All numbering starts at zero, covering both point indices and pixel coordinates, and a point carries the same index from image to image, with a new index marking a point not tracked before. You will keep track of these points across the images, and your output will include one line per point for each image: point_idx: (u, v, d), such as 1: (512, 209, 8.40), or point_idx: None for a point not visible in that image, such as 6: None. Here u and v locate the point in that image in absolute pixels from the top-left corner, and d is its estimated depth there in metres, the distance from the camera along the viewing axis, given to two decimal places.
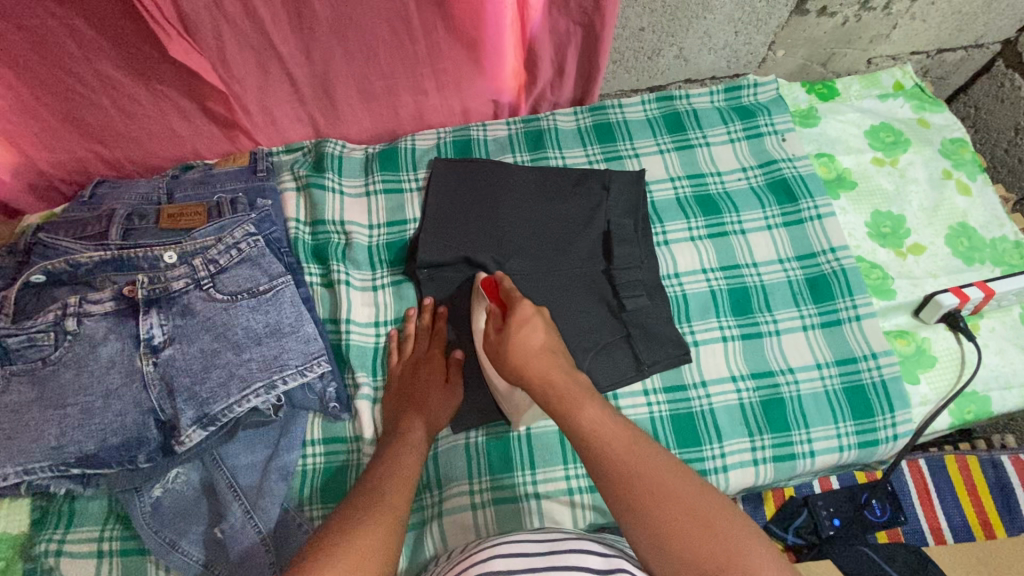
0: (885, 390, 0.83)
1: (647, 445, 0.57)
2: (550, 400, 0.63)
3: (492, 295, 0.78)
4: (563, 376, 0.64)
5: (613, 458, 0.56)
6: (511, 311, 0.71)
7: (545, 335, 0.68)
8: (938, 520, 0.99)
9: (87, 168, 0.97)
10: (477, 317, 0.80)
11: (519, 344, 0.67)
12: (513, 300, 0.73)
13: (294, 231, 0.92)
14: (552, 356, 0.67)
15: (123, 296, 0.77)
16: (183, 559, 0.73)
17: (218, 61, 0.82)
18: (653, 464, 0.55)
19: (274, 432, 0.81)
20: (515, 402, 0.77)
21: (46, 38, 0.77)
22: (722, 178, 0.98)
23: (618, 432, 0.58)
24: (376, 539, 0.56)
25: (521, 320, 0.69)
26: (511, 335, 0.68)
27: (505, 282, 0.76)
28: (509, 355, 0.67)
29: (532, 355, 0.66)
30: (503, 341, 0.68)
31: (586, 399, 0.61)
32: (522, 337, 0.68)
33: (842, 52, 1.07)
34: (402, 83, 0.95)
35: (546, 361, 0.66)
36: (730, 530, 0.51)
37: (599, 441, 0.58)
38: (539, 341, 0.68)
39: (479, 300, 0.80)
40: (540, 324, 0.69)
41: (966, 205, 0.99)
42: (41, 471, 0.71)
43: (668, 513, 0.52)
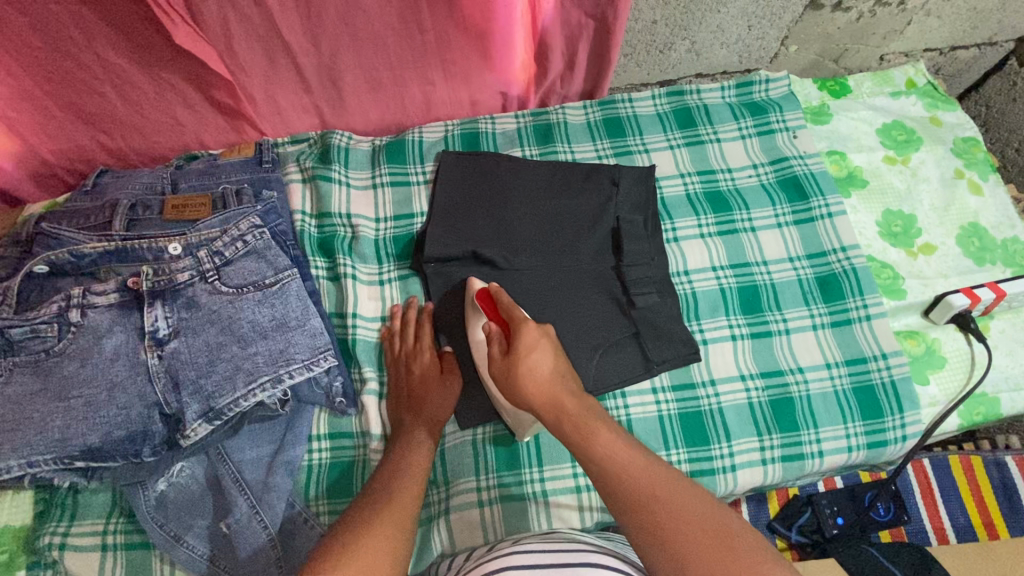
0: (894, 391, 0.83)
1: (666, 470, 0.57)
2: (563, 425, 0.61)
3: (489, 309, 0.74)
4: (577, 405, 0.62)
5: (631, 481, 0.56)
6: (516, 336, 0.65)
7: (554, 361, 0.65)
8: (941, 520, 0.99)
9: (90, 157, 0.96)
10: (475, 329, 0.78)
11: (528, 374, 0.63)
12: (517, 320, 0.67)
13: (299, 223, 0.91)
14: (563, 383, 0.64)
15: (127, 288, 0.76)
16: (188, 553, 0.73)
17: (225, 50, 0.81)
18: (673, 489, 0.55)
19: (280, 426, 0.80)
20: (518, 418, 0.75)
21: (49, 24, 0.75)
22: (733, 175, 0.97)
23: (634, 457, 0.58)
24: (384, 541, 0.56)
25: (528, 345, 0.64)
26: (520, 364, 0.63)
27: (502, 296, 0.71)
28: (520, 386, 0.63)
29: (543, 386, 0.63)
30: (511, 370, 0.64)
31: (598, 420, 0.61)
32: (530, 366, 0.63)
33: (855, 48, 1.06)
34: (410, 73, 0.93)
35: (558, 390, 0.63)
36: (753, 557, 0.50)
37: (616, 465, 0.57)
38: (549, 368, 0.64)
39: (477, 313, 0.78)
40: (549, 348, 0.65)
41: (978, 205, 0.98)
42: (44, 464, 0.70)
43: (690, 538, 0.51)
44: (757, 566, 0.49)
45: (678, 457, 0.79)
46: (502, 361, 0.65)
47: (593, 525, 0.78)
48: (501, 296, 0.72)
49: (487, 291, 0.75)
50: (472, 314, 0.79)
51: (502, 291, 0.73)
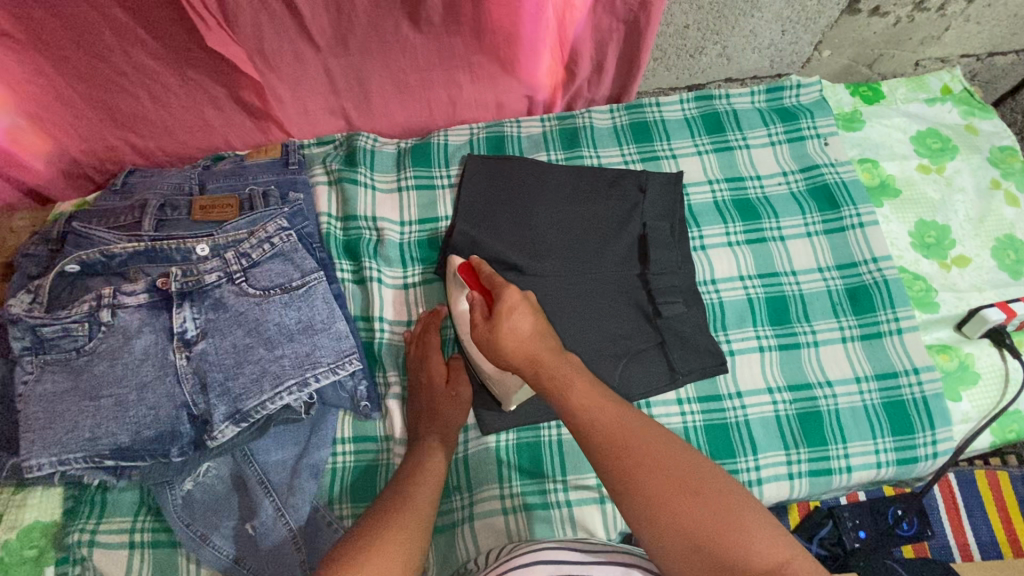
0: (926, 407, 0.81)
1: (640, 422, 0.56)
2: (540, 378, 0.60)
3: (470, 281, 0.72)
4: (556, 359, 0.60)
5: (606, 432, 0.55)
6: (498, 298, 0.63)
7: (536, 319, 0.62)
8: (966, 536, 0.97)
9: (118, 156, 0.96)
10: (458, 301, 0.78)
11: (510, 335, 0.61)
12: (499, 284, 0.65)
13: (326, 225, 0.91)
14: (545, 342, 0.61)
15: (156, 289, 0.77)
16: (214, 553, 0.74)
17: (256, 51, 0.81)
18: (649, 438, 0.54)
19: (305, 429, 0.80)
20: (505, 385, 0.74)
21: (82, 25, 0.76)
22: (762, 182, 0.96)
23: (607, 409, 0.57)
24: (411, 535, 0.58)
25: (511, 305, 0.62)
26: (500, 323, 0.61)
27: (484, 268, 0.70)
28: (499, 344, 0.61)
29: (523, 344, 0.60)
30: (490, 330, 0.62)
31: (579, 374, 0.59)
32: (511, 325, 0.61)
33: (891, 53, 1.03)
34: (437, 76, 0.93)
35: (539, 348, 0.60)
36: (727, 505, 0.50)
37: (591, 417, 0.56)
38: (530, 327, 0.61)
39: (458, 288, 0.79)
40: (529, 309, 0.63)
41: (1014, 216, 0.95)
42: (74, 462, 0.71)
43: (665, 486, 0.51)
44: (731, 512, 0.50)
45: None
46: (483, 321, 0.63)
47: (617, 534, 0.77)
48: (483, 266, 0.71)
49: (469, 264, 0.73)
50: (455, 288, 0.79)
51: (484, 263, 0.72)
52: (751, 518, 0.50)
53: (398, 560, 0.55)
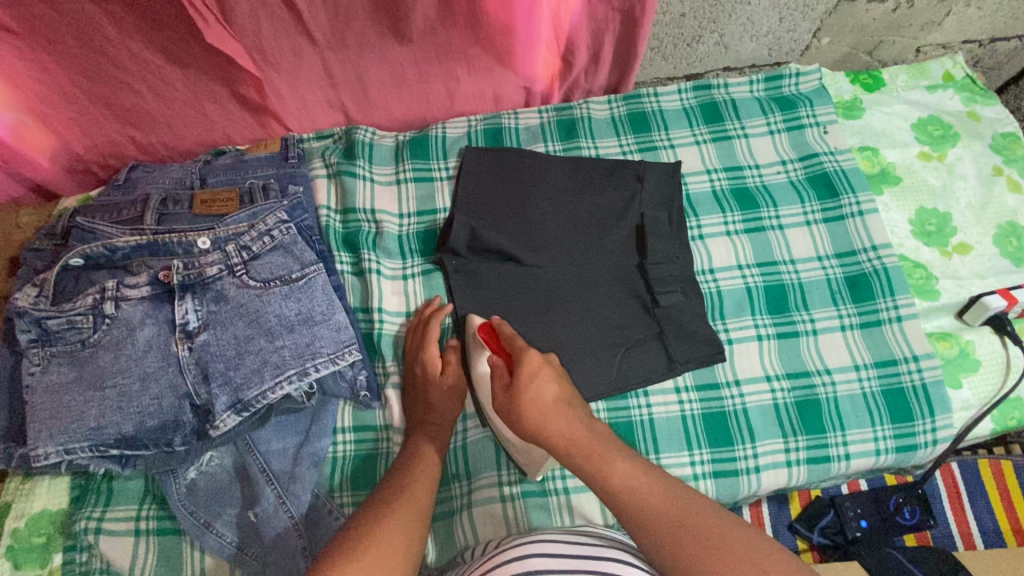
0: (925, 394, 0.81)
1: (685, 495, 0.58)
2: (572, 453, 0.61)
3: (489, 341, 0.75)
4: (585, 432, 0.62)
5: (647, 508, 0.56)
6: (518, 362, 0.66)
7: (559, 385, 0.65)
8: (969, 525, 0.96)
9: (121, 152, 0.97)
10: (477, 363, 0.78)
11: (533, 401, 0.63)
12: (519, 347, 0.68)
13: (324, 218, 0.92)
14: (568, 411, 0.63)
15: (158, 281, 0.78)
16: (217, 540, 0.75)
17: (254, 46, 0.82)
18: (693, 510, 0.56)
19: (306, 418, 0.81)
20: (531, 456, 0.74)
21: (83, 22, 0.77)
22: (760, 171, 0.95)
23: (651, 484, 0.58)
24: (406, 524, 0.59)
25: (530, 372, 0.65)
26: (523, 392, 0.63)
27: (504, 328, 0.72)
28: (523, 413, 0.63)
29: (548, 412, 0.63)
30: (515, 395, 0.64)
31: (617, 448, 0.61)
32: (534, 393, 0.63)
33: (891, 40, 1.02)
34: (434, 69, 0.93)
35: (562, 418, 0.62)
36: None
37: (635, 496, 0.57)
38: (553, 394, 0.64)
39: (478, 347, 0.79)
40: (551, 374, 0.66)
41: (1016, 203, 0.95)
42: (80, 451, 0.72)
43: (712, 560, 0.51)
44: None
45: (701, 458, 0.79)
46: (506, 387, 0.65)
47: (615, 522, 0.78)
48: (502, 328, 0.73)
49: (490, 324, 0.76)
50: (473, 350, 0.79)
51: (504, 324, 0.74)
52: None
53: (398, 549, 0.56)
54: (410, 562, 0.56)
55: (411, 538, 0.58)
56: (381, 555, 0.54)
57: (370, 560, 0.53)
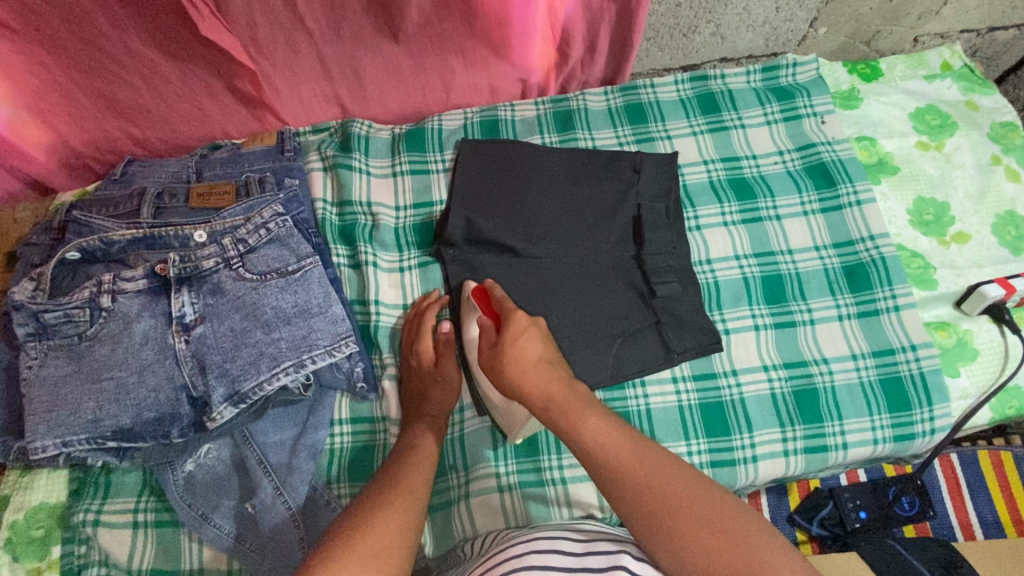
0: (923, 383, 0.81)
1: (655, 451, 0.57)
2: (550, 413, 0.61)
3: (482, 302, 0.76)
4: (563, 390, 0.62)
5: (619, 467, 0.56)
6: (505, 322, 0.67)
7: (543, 344, 0.66)
8: (968, 515, 0.95)
9: (117, 147, 0.97)
10: (470, 328, 0.80)
11: (515, 358, 0.64)
12: (507, 307, 0.69)
13: (321, 211, 0.92)
14: (549, 370, 0.64)
15: (155, 274, 0.78)
16: (215, 532, 0.75)
17: (249, 39, 0.82)
18: (666, 472, 0.55)
19: (303, 410, 0.81)
20: (512, 418, 0.75)
21: (77, 15, 0.77)
22: (757, 162, 0.95)
23: (625, 442, 0.58)
24: (405, 509, 0.60)
25: (516, 332, 0.66)
26: (506, 349, 0.65)
27: (495, 291, 0.73)
28: (504, 368, 0.64)
29: (527, 369, 0.63)
30: (499, 351, 0.65)
31: (592, 405, 0.60)
32: (517, 351, 0.64)
33: (888, 30, 1.02)
34: (430, 62, 0.93)
35: (543, 374, 0.63)
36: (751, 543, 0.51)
37: (606, 454, 0.57)
38: (536, 354, 0.64)
39: (470, 312, 0.80)
40: (536, 335, 0.66)
41: (1015, 192, 0.94)
42: (78, 443, 0.72)
43: (682, 520, 0.52)
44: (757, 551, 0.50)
45: (699, 448, 0.79)
46: (490, 346, 0.67)
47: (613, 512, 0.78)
48: (494, 291, 0.74)
49: (483, 290, 0.77)
50: (467, 313, 0.81)
51: (497, 286, 0.76)
52: (775, 550, 0.51)
53: (397, 533, 0.57)
54: (406, 553, 0.56)
55: (406, 528, 0.58)
56: (379, 539, 0.55)
57: (368, 545, 0.54)
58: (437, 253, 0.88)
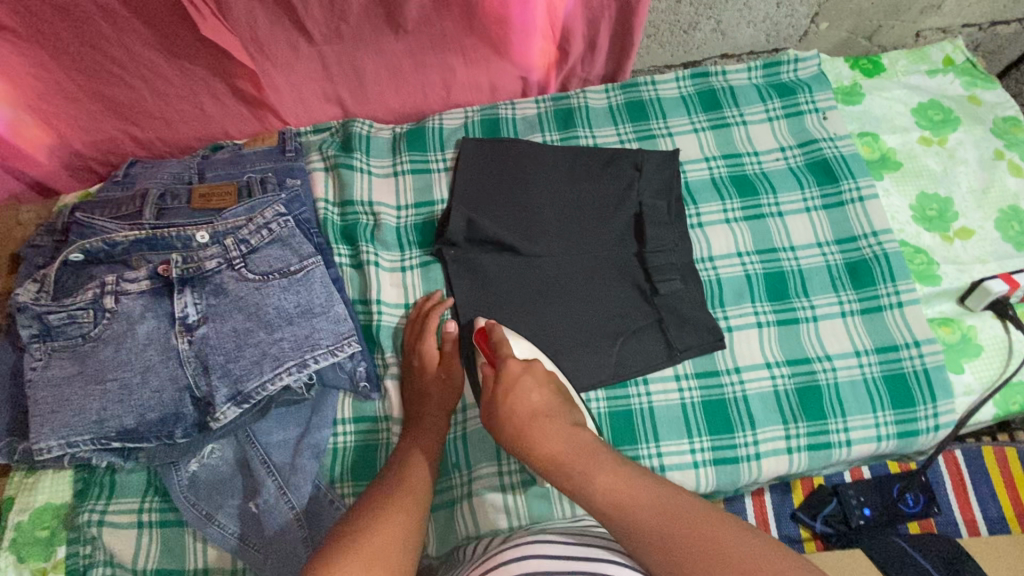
0: (927, 379, 0.81)
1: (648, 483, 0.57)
2: (553, 474, 0.59)
3: (483, 345, 0.74)
4: (569, 449, 0.60)
5: (619, 500, 0.55)
6: (500, 374, 0.66)
7: (539, 394, 0.64)
8: (973, 512, 0.95)
9: (119, 149, 0.97)
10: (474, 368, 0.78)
11: (512, 413, 0.63)
12: (502, 354, 0.69)
13: (322, 211, 0.92)
14: (550, 422, 0.62)
15: (157, 275, 0.78)
16: (219, 531, 0.75)
17: (250, 39, 0.82)
18: (674, 507, 0.53)
19: (306, 410, 0.82)
20: None
21: (79, 17, 0.77)
22: (759, 158, 0.95)
23: (633, 487, 0.56)
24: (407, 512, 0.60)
25: (509, 384, 0.65)
26: (501, 404, 0.64)
27: (494, 332, 0.72)
28: (503, 425, 0.63)
29: (525, 424, 0.62)
30: (496, 408, 0.64)
31: (599, 458, 0.59)
32: (513, 405, 0.63)
33: (890, 24, 1.01)
34: (431, 61, 0.93)
35: (541, 430, 0.61)
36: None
37: (608, 493, 0.56)
38: (534, 403, 0.64)
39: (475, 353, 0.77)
40: (532, 383, 0.65)
41: (1018, 186, 0.94)
42: (83, 444, 0.73)
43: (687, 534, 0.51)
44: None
45: (701, 445, 0.79)
46: (489, 398, 0.66)
47: None
48: (495, 332, 0.73)
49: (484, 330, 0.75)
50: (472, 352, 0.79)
51: (497, 328, 0.74)
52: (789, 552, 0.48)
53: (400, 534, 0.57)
54: (410, 554, 0.56)
55: (409, 530, 0.57)
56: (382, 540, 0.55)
57: (371, 545, 0.54)
58: (438, 251, 0.88)
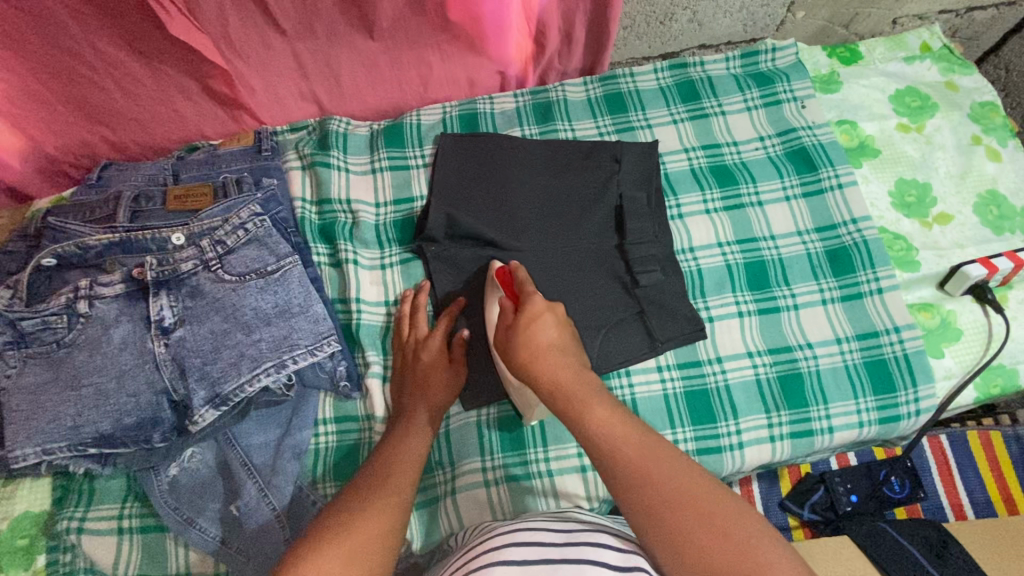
0: (907, 364, 0.81)
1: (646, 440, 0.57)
2: (557, 399, 0.61)
3: (506, 285, 0.74)
4: (574, 377, 0.61)
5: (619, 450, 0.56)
6: (523, 306, 0.66)
7: (558, 331, 0.65)
8: (959, 496, 0.95)
9: (93, 152, 0.96)
10: (489, 308, 0.77)
11: (527, 340, 0.63)
12: (526, 292, 0.68)
13: (300, 210, 0.91)
14: (562, 355, 0.63)
15: (132, 279, 0.77)
16: (200, 535, 0.75)
17: (221, 39, 0.81)
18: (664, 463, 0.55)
19: (286, 411, 0.81)
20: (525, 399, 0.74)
21: (45, 19, 0.76)
22: (738, 148, 0.95)
23: (626, 427, 0.57)
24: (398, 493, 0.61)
25: (531, 316, 0.65)
26: (519, 332, 0.64)
27: (518, 272, 0.72)
28: (514, 349, 0.64)
29: (536, 355, 0.63)
30: (511, 334, 0.65)
31: (599, 395, 0.60)
32: (530, 335, 0.64)
33: (867, 12, 1.02)
34: (407, 56, 0.92)
35: (552, 361, 0.62)
36: (764, 545, 0.49)
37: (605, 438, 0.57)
38: (550, 339, 0.64)
39: (492, 291, 0.77)
40: (553, 321, 0.65)
41: (996, 171, 0.94)
42: (59, 451, 0.72)
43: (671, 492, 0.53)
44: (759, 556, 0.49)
45: (684, 436, 0.79)
46: (506, 325, 0.66)
47: (600, 503, 0.78)
48: (518, 271, 0.73)
49: (507, 271, 0.75)
50: (490, 291, 0.78)
51: (521, 269, 0.73)
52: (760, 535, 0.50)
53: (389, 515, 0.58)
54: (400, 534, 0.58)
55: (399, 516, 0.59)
56: (371, 521, 0.56)
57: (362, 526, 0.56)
58: (418, 249, 0.88)
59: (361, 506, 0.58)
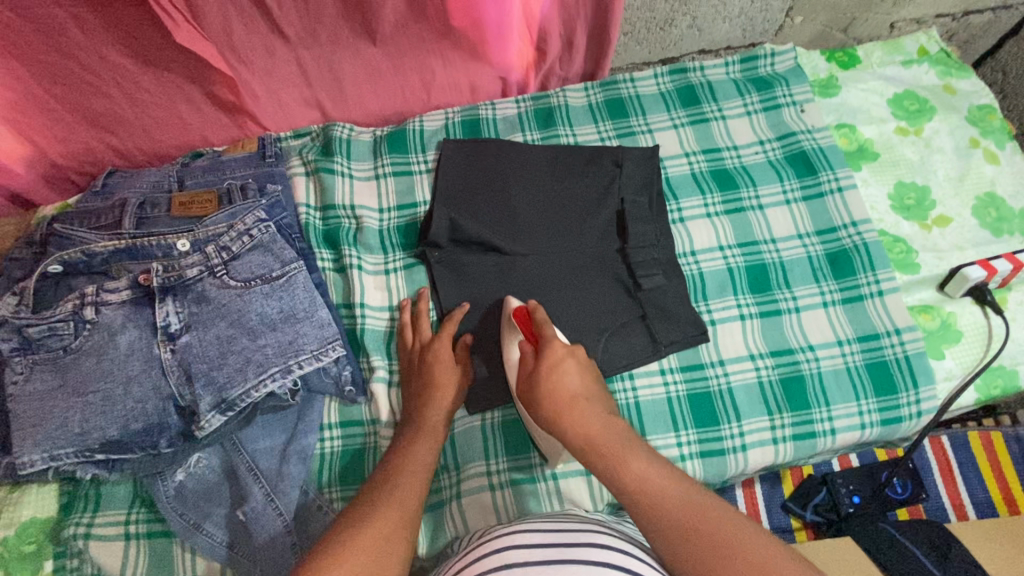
0: (908, 366, 0.81)
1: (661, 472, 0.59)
2: (590, 457, 0.61)
3: (523, 325, 0.73)
4: (604, 429, 0.62)
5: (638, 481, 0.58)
6: (543, 352, 0.67)
7: (579, 379, 0.66)
8: (960, 496, 0.96)
9: (97, 159, 0.96)
10: (509, 349, 0.76)
11: (552, 392, 0.64)
12: (545, 335, 0.69)
13: (304, 216, 0.92)
14: (589, 405, 0.64)
15: (138, 285, 0.78)
16: (207, 540, 0.75)
17: (226, 47, 0.82)
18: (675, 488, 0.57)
19: (292, 416, 0.81)
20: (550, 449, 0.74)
21: (52, 28, 0.77)
22: (738, 152, 0.96)
23: (653, 471, 0.58)
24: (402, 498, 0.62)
25: (552, 364, 0.66)
26: (542, 383, 0.65)
27: (538, 312, 0.71)
28: (541, 404, 0.65)
29: (565, 407, 0.63)
30: (535, 387, 0.66)
31: (632, 448, 0.60)
32: (555, 386, 0.65)
33: (864, 16, 1.03)
34: (409, 63, 0.93)
35: (581, 413, 0.63)
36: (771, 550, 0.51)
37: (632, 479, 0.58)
38: (574, 387, 0.65)
39: (510, 331, 0.76)
40: (575, 366, 0.67)
41: (994, 173, 0.95)
42: (66, 457, 0.72)
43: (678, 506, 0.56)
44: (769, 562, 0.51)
45: (688, 439, 0.79)
46: (529, 373, 0.67)
47: (604, 506, 0.78)
48: (537, 312, 0.72)
49: (525, 311, 0.74)
50: (507, 333, 0.77)
51: (540, 308, 0.73)
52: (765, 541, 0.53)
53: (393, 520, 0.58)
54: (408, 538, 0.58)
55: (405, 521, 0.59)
56: (375, 527, 0.57)
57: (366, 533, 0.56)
58: (422, 254, 0.88)
59: (366, 512, 0.59)
